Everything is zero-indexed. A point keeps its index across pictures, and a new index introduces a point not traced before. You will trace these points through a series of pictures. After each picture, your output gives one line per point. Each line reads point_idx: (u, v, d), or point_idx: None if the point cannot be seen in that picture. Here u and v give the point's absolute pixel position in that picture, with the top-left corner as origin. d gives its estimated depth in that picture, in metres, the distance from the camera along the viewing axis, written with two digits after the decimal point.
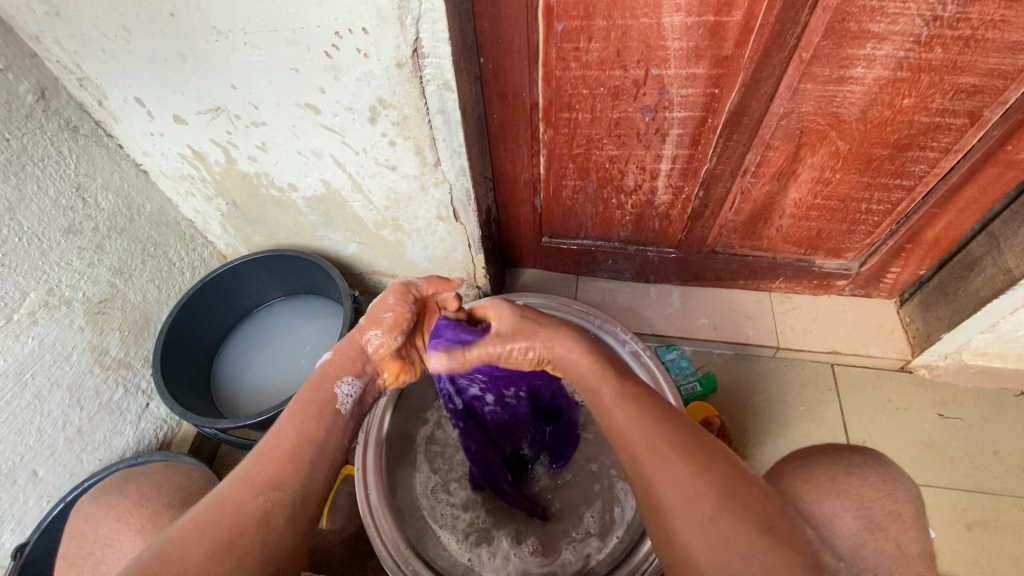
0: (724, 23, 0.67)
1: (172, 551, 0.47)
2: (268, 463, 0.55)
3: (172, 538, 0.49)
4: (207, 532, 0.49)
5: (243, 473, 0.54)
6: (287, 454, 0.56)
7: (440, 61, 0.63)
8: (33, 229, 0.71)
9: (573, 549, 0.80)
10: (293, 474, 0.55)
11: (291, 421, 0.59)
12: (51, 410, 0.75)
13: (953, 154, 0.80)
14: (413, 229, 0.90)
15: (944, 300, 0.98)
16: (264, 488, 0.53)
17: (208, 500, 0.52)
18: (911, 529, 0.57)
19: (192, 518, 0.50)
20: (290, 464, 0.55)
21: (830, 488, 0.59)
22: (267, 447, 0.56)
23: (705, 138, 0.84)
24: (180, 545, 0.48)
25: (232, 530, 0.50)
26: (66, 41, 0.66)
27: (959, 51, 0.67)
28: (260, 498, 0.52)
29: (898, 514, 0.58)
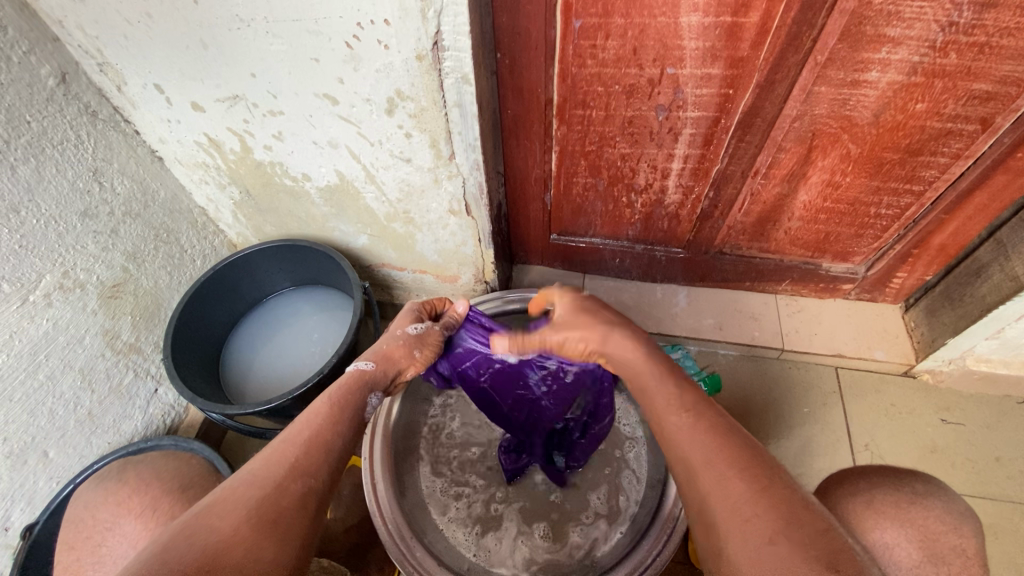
0: (741, 24, 0.68)
1: (213, 520, 0.48)
2: (301, 448, 0.55)
3: (212, 509, 0.49)
4: (247, 506, 0.49)
5: (277, 457, 0.54)
6: (322, 444, 0.56)
7: (460, 54, 0.63)
8: (51, 212, 0.71)
9: (579, 533, 0.83)
10: (325, 462, 0.55)
11: (321, 409, 0.60)
12: (63, 392, 0.76)
13: (964, 160, 0.81)
14: (424, 223, 0.90)
15: (951, 305, 0.98)
16: (300, 472, 0.53)
17: (246, 475, 0.52)
18: (925, 530, 0.59)
19: (232, 493, 0.50)
20: (323, 449, 0.56)
21: (893, 515, 0.60)
22: (297, 432, 0.57)
23: (717, 138, 0.84)
24: (222, 516, 0.48)
25: (272, 507, 0.50)
26: (89, 26, 0.67)
27: (973, 58, 0.68)
28: (297, 482, 0.52)
29: (963, 549, 0.58)
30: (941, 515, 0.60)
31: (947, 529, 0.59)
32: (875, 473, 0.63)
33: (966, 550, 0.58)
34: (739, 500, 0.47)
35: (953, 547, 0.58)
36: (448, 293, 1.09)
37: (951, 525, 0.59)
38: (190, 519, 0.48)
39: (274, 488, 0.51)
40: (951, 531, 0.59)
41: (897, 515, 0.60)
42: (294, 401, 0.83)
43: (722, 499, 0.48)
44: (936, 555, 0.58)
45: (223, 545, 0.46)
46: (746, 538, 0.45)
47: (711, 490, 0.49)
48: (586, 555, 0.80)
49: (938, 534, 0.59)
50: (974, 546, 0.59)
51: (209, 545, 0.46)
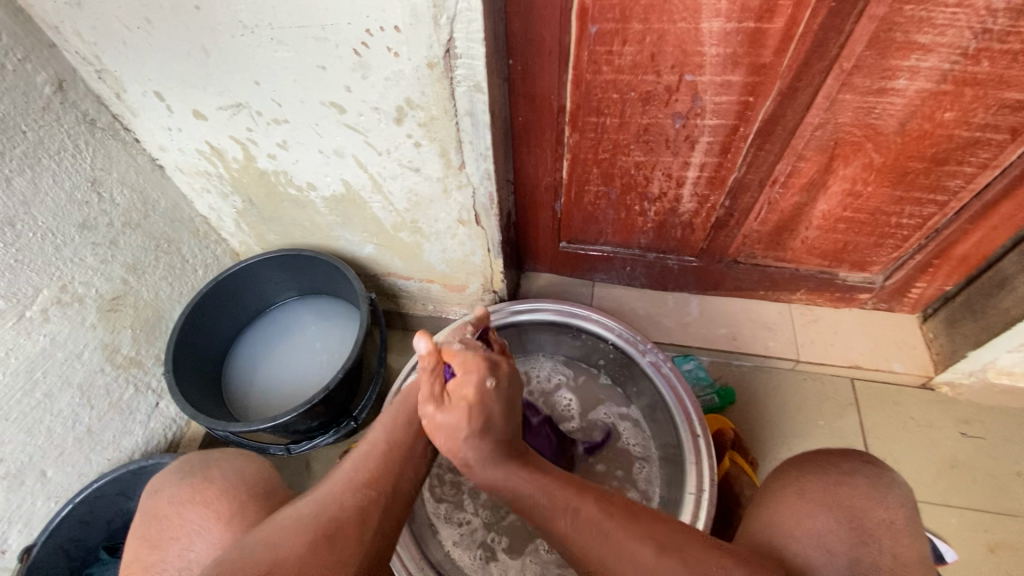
0: (765, 30, 0.65)
1: (272, 535, 0.48)
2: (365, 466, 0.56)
3: (273, 526, 0.50)
4: (303, 519, 0.50)
5: (339, 475, 0.55)
6: (380, 458, 0.57)
7: (473, 62, 0.61)
8: (48, 224, 0.69)
9: None
10: (384, 473, 0.56)
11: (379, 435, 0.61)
12: (61, 409, 0.73)
13: (991, 170, 0.78)
14: (432, 232, 0.88)
15: (972, 318, 0.96)
16: (361, 486, 0.54)
17: (317, 493, 0.53)
18: (851, 510, 0.56)
19: (292, 512, 0.51)
20: (394, 463, 0.58)
21: (821, 498, 0.57)
22: (361, 455, 0.58)
23: (735, 147, 0.81)
24: (281, 530, 0.49)
25: (331, 516, 0.50)
26: (87, 32, 0.64)
27: (1006, 65, 0.65)
28: (356, 493, 0.53)
29: (892, 523, 0.55)
30: (867, 491, 0.57)
31: (873, 504, 0.56)
32: None
33: (895, 522, 0.56)
34: (635, 543, 0.50)
35: (880, 522, 0.55)
36: (456, 303, 1.06)
37: (877, 499, 0.56)
38: (255, 537, 0.49)
39: (333, 500, 0.52)
40: (878, 505, 0.56)
41: (823, 499, 0.57)
42: (300, 417, 0.81)
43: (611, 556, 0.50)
44: (866, 532, 0.55)
45: (278, 551, 0.46)
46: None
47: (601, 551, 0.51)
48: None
49: (863, 512, 0.56)
50: (904, 518, 0.56)
51: (267, 555, 0.46)
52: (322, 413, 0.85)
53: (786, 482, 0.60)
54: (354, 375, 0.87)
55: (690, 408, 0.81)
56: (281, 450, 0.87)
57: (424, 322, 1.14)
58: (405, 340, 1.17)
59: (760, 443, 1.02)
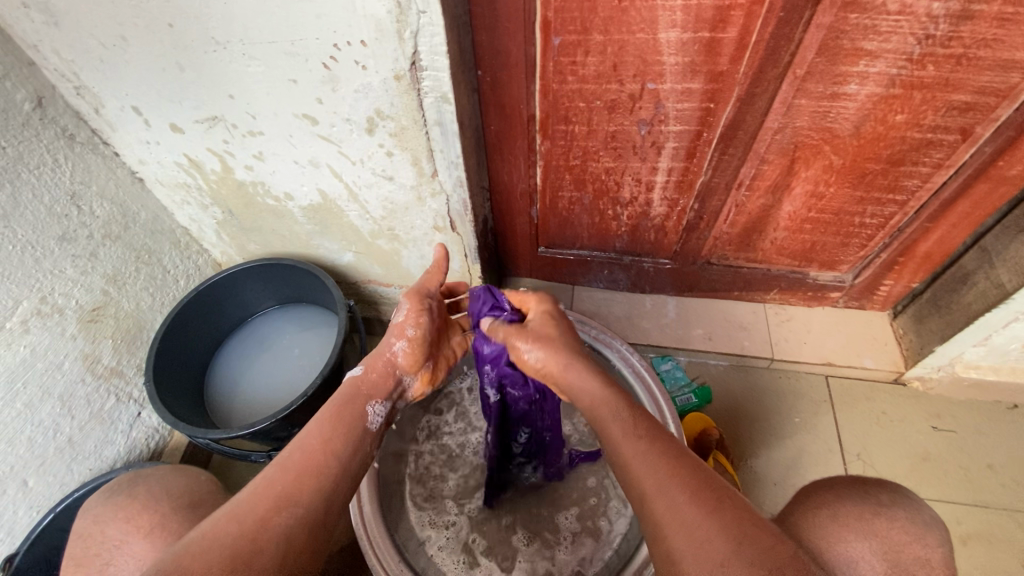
0: (720, 39, 0.68)
1: (186, 557, 0.45)
2: (294, 481, 0.54)
3: (188, 549, 0.46)
4: (218, 543, 0.47)
5: (265, 487, 0.52)
6: (311, 473, 0.55)
7: (438, 74, 0.63)
8: (27, 237, 0.70)
9: (566, 549, 0.84)
10: (311, 490, 0.54)
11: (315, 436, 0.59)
12: (42, 419, 0.75)
13: (945, 170, 0.81)
14: (409, 239, 0.90)
15: (938, 312, 0.99)
16: (285, 503, 0.51)
17: (237, 508, 0.50)
18: (889, 542, 0.55)
19: (207, 530, 0.48)
20: (327, 478, 0.56)
21: (860, 529, 0.55)
22: (291, 461, 0.55)
23: (700, 152, 0.84)
24: (196, 554, 0.46)
25: (254, 540, 0.48)
26: (64, 50, 0.66)
27: (950, 69, 0.68)
28: (280, 515, 0.50)
29: (926, 560, 0.55)
30: (906, 525, 0.56)
31: (910, 540, 0.56)
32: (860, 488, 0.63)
33: (931, 561, 0.55)
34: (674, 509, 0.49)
35: (915, 558, 0.55)
36: None
37: (917, 535, 0.56)
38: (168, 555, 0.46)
39: (257, 521, 0.49)
40: (921, 539, 0.56)
41: (862, 528, 0.56)
42: (280, 423, 0.82)
43: (661, 494, 0.50)
44: (900, 567, 0.54)
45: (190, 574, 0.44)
46: (692, 538, 0.47)
47: (656, 488, 0.50)
48: (572, 570, 0.82)
49: (901, 546, 0.55)
50: (940, 558, 0.55)
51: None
52: (302, 419, 0.86)
53: (820, 504, 0.59)
54: (334, 381, 0.89)
55: (662, 406, 0.83)
56: (262, 458, 0.88)
57: None
58: None
59: (736, 440, 1.04)
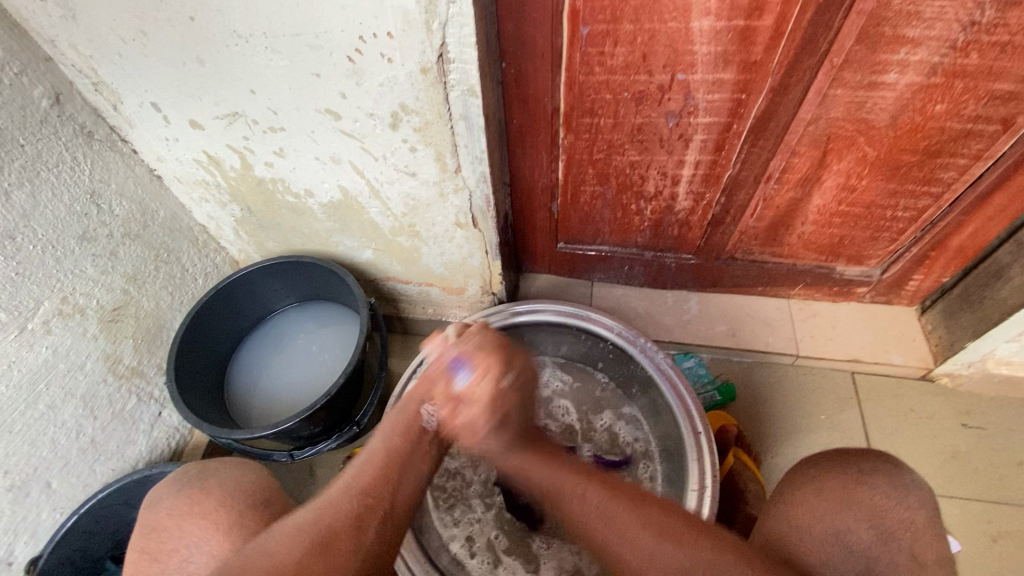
0: (755, 27, 0.66)
1: (272, 549, 0.49)
2: (368, 471, 0.54)
3: (274, 539, 0.50)
4: (300, 533, 0.49)
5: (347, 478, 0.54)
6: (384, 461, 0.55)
7: (466, 66, 0.62)
8: (48, 236, 0.69)
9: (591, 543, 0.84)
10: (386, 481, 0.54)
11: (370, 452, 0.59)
12: (64, 420, 0.74)
13: (984, 161, 0.79)
14: (430, 236, 0.88)
15: (970, 308, 0.96)
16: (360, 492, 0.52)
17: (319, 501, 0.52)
18: (871, 508, 0.56)
19: (294, 522, 0.51)
20: (397, 468, 0.55)
21: (842, 500, 0.57)
22: (369, 453, 0.56)
23: (729, 144, 0.82)
24: (279, 544, 0.49)
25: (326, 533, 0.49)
26: (82, 45, 0.65)
27: (995, 57, 0.65)
28: (355, 503, 0.51)
29: (911, 522, 0.55)
30: (886, 488, 0.57)
31: (893, 503, 0.56)
32: None
33: (916, 521, 0.55)
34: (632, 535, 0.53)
35: (901, 522, 0.55)
36: (455, 305, 1.07)
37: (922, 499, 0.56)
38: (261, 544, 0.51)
39: (332, 510, 0.51)
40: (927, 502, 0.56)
41: (844, 499, 0.57)
42: (302, 423, 0.81)
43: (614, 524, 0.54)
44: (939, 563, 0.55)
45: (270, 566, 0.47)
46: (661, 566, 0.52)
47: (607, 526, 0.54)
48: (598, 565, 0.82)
49: (883, 511, 0.55)
50: (924, 516, 0.55)
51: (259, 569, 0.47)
52: (324, 419, 0.85)
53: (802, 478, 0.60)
54: (355, 380, 0.87)
55: (689, 405, 0.82)
56: (283, 456, 0.87)
57: (423, 326, 1.14)
58: (405, 344, 1.17)
59: (762, 439, 1.02)
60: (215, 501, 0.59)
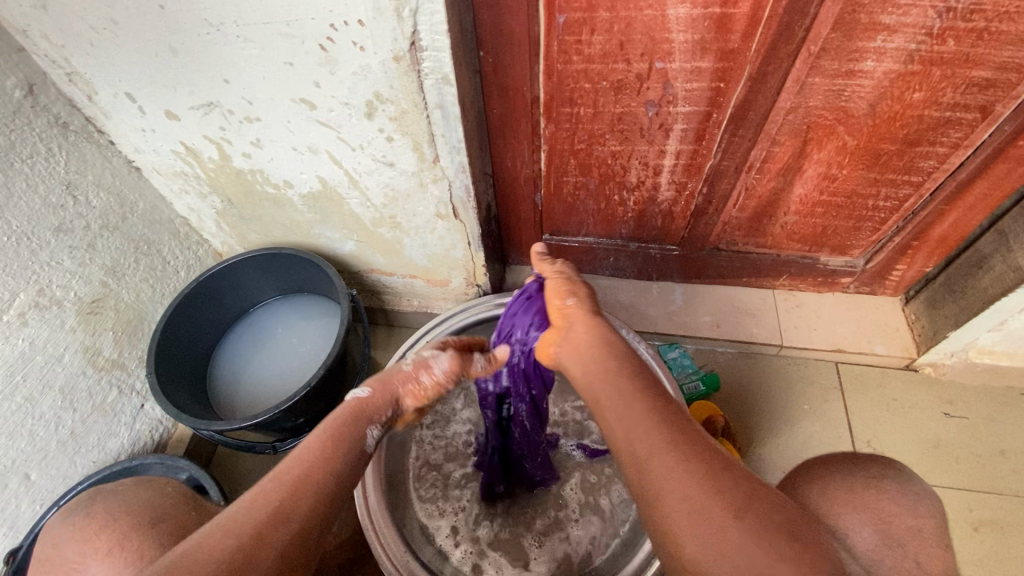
0: (731, 15, 0.65)
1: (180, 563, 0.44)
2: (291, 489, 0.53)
3: (185, 555, 0.45)
4: (212, 553, 0.45)
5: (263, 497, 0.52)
6: (309, 485, 0.54)
7: (439, 54, 0.61)
8: (22, 228, 0.69)
9: (578, 527, 0.84)
10: (311, 503, 0.53)
11: (309, 462, 0.57)
12: (42, 412, 0.74)
13: (963, 149, 0.79)
14: (411, 227, 0.88)
15: (952, 298, 0.96)
16: (283, 517, 0.50)
17: (230, 519, 0.49)
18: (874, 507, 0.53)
19: (202, 541, 0.47)
20: (321, 490, 0.55)
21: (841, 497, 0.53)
22: (287, 470, 0.55)
23: (709, 133, 0.82)
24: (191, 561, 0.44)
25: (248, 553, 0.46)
26: (53, 35, 0.64)
27: (971, 44, 0.65)
28: (277, 529, 0.49)
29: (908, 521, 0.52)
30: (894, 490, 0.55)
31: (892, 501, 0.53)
32: (856, 464, 0.63)
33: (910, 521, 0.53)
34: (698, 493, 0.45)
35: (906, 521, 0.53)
36: (440, 297, 1.07)
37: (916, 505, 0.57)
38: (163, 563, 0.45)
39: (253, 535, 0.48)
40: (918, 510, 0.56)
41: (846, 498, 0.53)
42: (283, 414, 0.81)
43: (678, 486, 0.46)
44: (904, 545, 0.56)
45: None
46: (704, 526, 0.43)
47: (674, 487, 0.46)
48: (586, 549, 0.82)
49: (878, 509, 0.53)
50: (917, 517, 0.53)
51: None
52: (306, 410, 0.85)
53: (808, 484, 0.59)
54: (338, 372, 0.87)
55: (671, 395, 0.82)
56: (267, 448, 0.87)
57: (409, 318, 1.14)
58: (390, 337, 1.17)
59: (745, 428, 1.03)
60: None
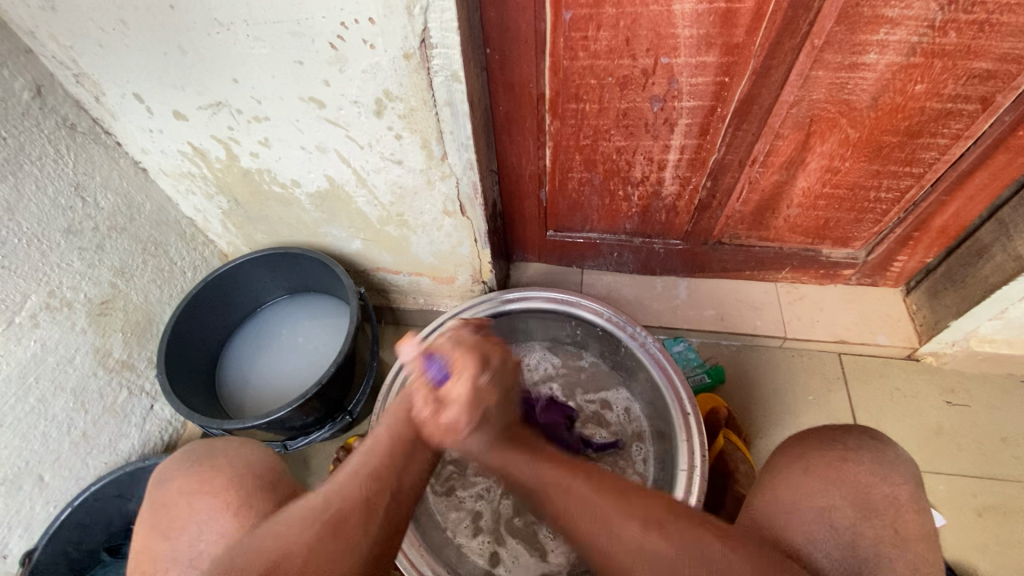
0: (736, 10, 0.66)
1: (274, 536, 0.49)
2: (380, 456, 0.55)
3: (281, 526, 0.50)
4: (308, 521, 0.50)
5: (356, 465, 0.54)
6: (399, 452, 0.55)
7: (449, 51, 0.62)
8: (33, 229, 0.69)
9: None
10: (399, 471, 0.54)
11: (393, 425, 0.58)
12: (55, 414, 0.74)
13: (964, 140, 0.80)
14: (419, 225, 0.88)
15: (953, 287, 0.98)
16: (374, 482, 0.53)
17: (329, 486, 0.53)
18: (857, 485, 0.55)
19: (301, 510, 0.51)
20: (408, 455, 0.56)
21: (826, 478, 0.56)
22: (380, 441, 0.57)
23: (713, 128, 0.83)
24: (283, 534, 0.49)
25: (338, 519, 0.50)
26: (62, 36, 0.64)
27: (973, 36, 0.66)
28: (368, 492, 0.52)
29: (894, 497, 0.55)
30: (871, 466, 0.56)
31: (878, 480, 0.56)
32: None
33: (899, 497, 0.55)
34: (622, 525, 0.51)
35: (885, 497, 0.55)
36: (445, 295, 1.07)
37: (882, 476, 0.56)
38: (267, 530, 0.51)
39: (343, 502, 0.51)
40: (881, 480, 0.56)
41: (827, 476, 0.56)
42: (294, 412, 0.82)
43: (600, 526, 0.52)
44: None
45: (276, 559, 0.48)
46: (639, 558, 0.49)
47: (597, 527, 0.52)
48: None
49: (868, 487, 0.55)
50: (907, 493, 0.55)
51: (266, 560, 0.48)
52: (316, 408, 0.86)
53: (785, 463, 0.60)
54: (347, 369, 0.88)
55: (679, 388, 0.82)
56: (276, 447, 0.88)
57: (415, 316, 1.15)
58: (396, 335, 1.18)
59: (751, 419, 1.04)
60: (209, 489, 0.59)
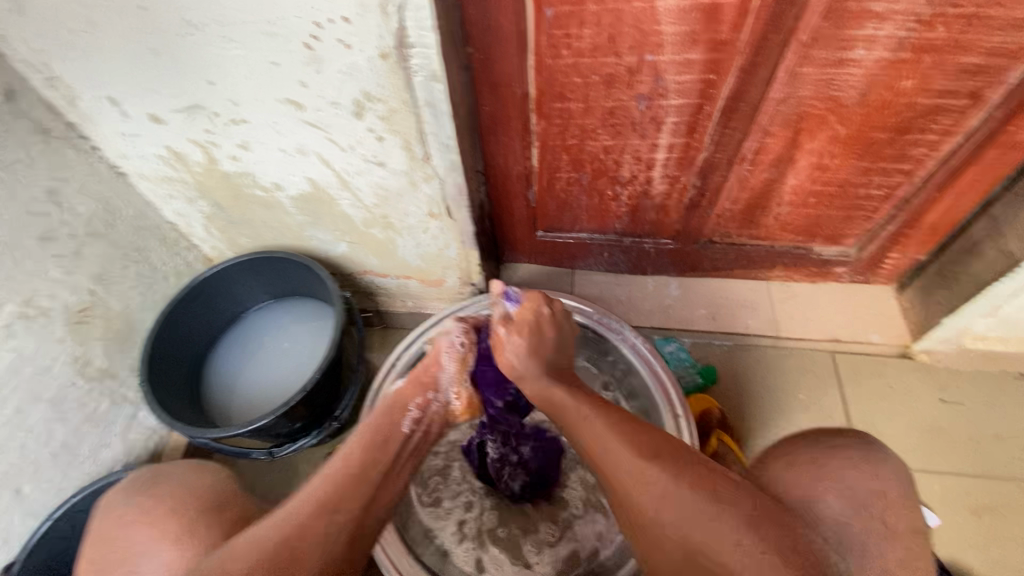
0: (720, 6, 0.65)
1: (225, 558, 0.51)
2: (337, 484, 0.59)
3: (235, 549, 0.52)
4: (260, 546, 0.52)
5: (312, 491, 0.58)
6: (351, 480, 0.60)
7: (428, 51, 0.60)
8: (6, 237, 0.67)
9: (582, 525, 0.83)
10: (351, 498, 0.58)
11: (351, 454, 0.63)
12: (33, 425, 0.73)
13: (954, 136, 0.79)
14: (404, 227, 0.87)
15: (945, 284, 0.97)
16: (327, 507, 0.56)
17: (285, 509, 0.56)
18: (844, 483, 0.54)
19: (256, 534, 0.53)
20: (360, 485, 0.60)
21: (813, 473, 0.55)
22: (336, 469, 0.61)
23: (701, 126, 0.81)
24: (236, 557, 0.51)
25: (290, 542, 0.53)
26: (32, 39, 0.63)
27: (961, 29, 0.65)
28: (320, 518, 0.55)
29: (886, 494, 0.54)
30: (858, 462, 0.56)
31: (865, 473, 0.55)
32: None
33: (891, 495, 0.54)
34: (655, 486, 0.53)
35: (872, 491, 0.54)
36: (434, 297, 1.06)
37: (868, 473, 0.55)
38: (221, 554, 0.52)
39: (296, 525, 0.54)
40: (870, 477, 0.54)
41: (812, 471, 0.55)
42: (279, 419, 0.80)
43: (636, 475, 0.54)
44: None
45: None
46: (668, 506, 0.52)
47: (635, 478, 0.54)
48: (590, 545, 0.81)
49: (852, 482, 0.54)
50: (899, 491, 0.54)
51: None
52: (302, 414, 0.84)
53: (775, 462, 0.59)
54: (334, 374, 0.87)
55: (669, 390, 0.81)
56: (263, 454, 0.86)
57: (404, 319, 1.13)
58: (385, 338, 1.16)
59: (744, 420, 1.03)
60: None
